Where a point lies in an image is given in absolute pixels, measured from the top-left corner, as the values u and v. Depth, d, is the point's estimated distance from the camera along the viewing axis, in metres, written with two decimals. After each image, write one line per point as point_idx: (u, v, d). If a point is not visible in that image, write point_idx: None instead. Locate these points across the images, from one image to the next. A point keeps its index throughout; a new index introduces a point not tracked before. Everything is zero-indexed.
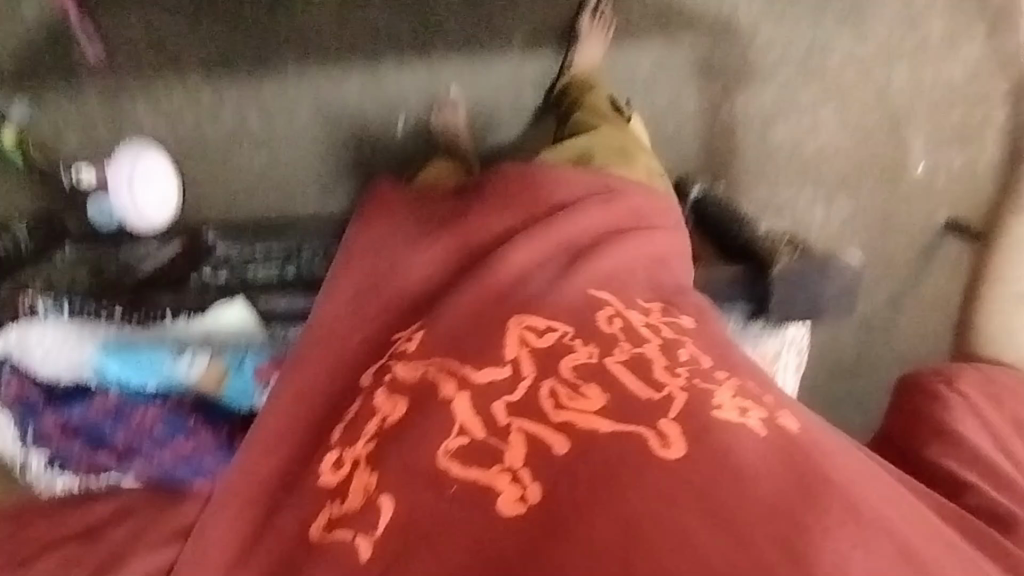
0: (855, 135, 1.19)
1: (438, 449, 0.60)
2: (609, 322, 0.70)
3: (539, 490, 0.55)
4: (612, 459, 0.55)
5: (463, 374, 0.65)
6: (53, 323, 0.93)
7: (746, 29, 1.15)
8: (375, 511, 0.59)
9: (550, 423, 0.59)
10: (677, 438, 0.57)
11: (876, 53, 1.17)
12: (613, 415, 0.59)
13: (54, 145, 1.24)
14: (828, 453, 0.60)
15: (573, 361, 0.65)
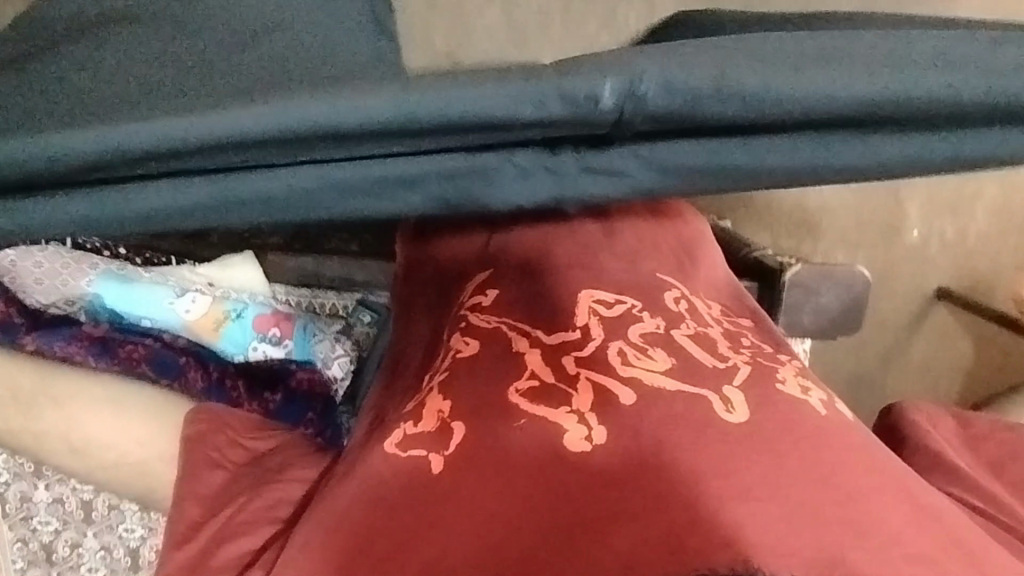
0: (857, 193, 1.22)
1: (507, 387, 0.45)
2: (675, 302, 0.53)
3: (611, 440, 0.40)
4: (676, 418, 0.41)
5: (535, 329, 0.49)
6: (50, 250, 0.93)
7: None
8: (448, 432, 0.43)
9: (613, 375, 0.44)
10: (743, 404, 0.42)
11: None
12: (681, 375, 0.44)
13: None
14: (863, 437, 0.43)
15: (642, 327, 0.48)
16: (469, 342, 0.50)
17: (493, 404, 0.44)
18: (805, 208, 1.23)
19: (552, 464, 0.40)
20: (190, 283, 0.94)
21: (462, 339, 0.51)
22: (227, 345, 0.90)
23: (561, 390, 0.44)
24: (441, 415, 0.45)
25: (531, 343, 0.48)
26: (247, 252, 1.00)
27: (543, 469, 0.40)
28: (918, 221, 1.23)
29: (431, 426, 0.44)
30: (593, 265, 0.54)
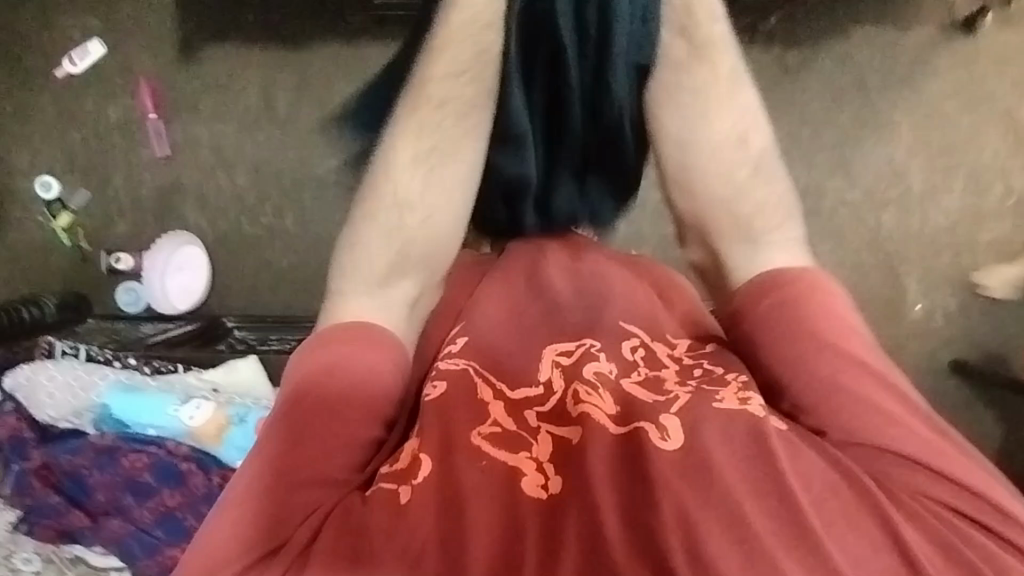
0: (853, 271, 1.24)
1: (472, 431, 0.56)
2: (631, 351, 0.62)
3: (567, 489, 0.52)
4: (609, 458, 0.53)
5: (501, 384, 0.60)
6: (63, 364, 0.97)
7: None
8: (414, 467, 0.54)
9: (568, 416, 0.57)
10: (678, 429, 0.54)
11: (863, 198, 1.23)
12: (619, 419, 0.56)
13: (104, 232, 1.28)
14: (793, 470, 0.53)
15: (598, 368, 0.60)
16: (436, 385, 0.59)
17: (464, 448, 0.55)
18: None
19: (514, 502, 0.52)
20: (195, 389, 0.96)
21: (431, 382, 0.60)
22: (231, 450, 0.92)
23: (524, 438, 0.56)
24: (407, 453, 0.55)
25: (496, 395, 0.59)
26: (255, 358, 1.01)
27: (511, 505, 0.52)
28: (920, 296, 1.24)
29: (403, 462, 0.54)
30: (559, 320, 0.65)
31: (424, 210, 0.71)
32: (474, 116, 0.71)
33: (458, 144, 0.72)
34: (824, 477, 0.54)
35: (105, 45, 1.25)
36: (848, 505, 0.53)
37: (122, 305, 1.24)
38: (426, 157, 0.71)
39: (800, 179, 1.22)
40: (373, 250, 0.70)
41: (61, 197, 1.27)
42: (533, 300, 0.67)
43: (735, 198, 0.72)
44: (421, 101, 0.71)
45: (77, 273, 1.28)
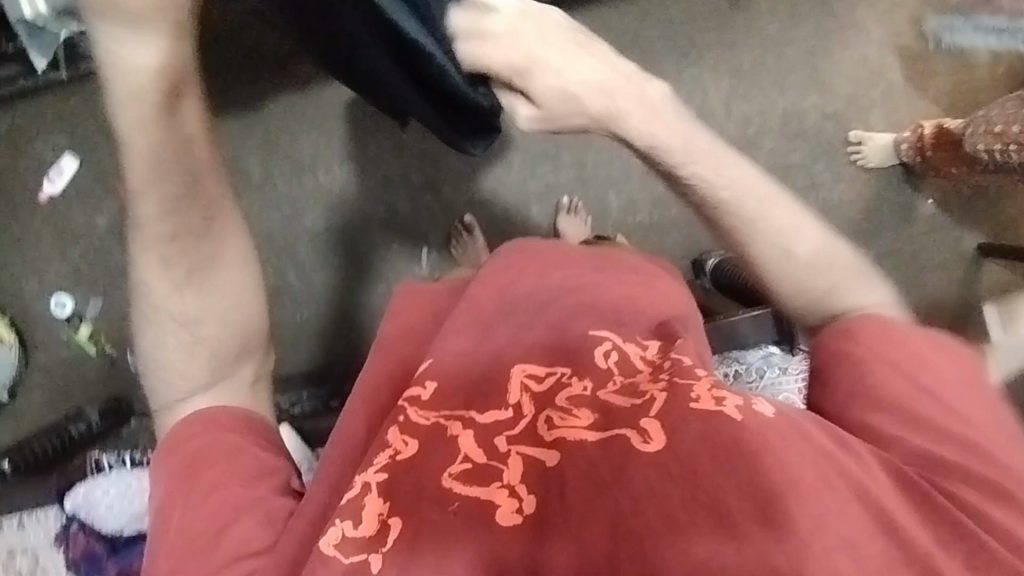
0: (854, 182, 1.20)
1: (443, 472, 0.54)
2: (605, 358, 0.65)
3: (540, 506, 0.53)
4: (594, 469, 0.54)
5: (468, 412, 0.59)
6: (115, 477, 1.01)
7: (718, 106, 1.18)
8: (385, 530, 0.52)
9: (544, 442, 0.56)
10: (659, 431, 0.54)
11: (848, 107, 1.19)
12: (599, 429, 0.56)
13: (125, 333, 1.32)
14: (778, 464, 0.53)
15: (568, 393, 0.61)
16: (407, 442, 0.56)
17: (433, 494, 0.53)
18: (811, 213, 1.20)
19: (491, 539, 0.51)
20: None
21: (401, 437, 0.56)
22: None
23: (494, 468, 0.55)
24: (381, 517, 0.52)
25: (464, 425, 0.57)
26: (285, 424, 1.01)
27: (493, 539, 0.51)
28: (931, 191, 1.20)
29: (371, 528, 0.52)
30: (528, 344, 0.66)
31: (213, 316, 0.64)
32: (222, 214, 0.64)
33: (211, 245, 0.64)
34: (816, 465, 0.54)
35: (76, 157, 1.27)
36: (833, 486, 0.54)
37: None
38: (184, 270, 0.62)
39: (778, 105, 1.19)
40: (180, 371, 0.63)
41: (75, 310, 1.30)
42: (506, 327, 0.68)
43: (808, 273, 0.68)
44: (148, 223, 0.61)
45: (111, 377, 1.32)
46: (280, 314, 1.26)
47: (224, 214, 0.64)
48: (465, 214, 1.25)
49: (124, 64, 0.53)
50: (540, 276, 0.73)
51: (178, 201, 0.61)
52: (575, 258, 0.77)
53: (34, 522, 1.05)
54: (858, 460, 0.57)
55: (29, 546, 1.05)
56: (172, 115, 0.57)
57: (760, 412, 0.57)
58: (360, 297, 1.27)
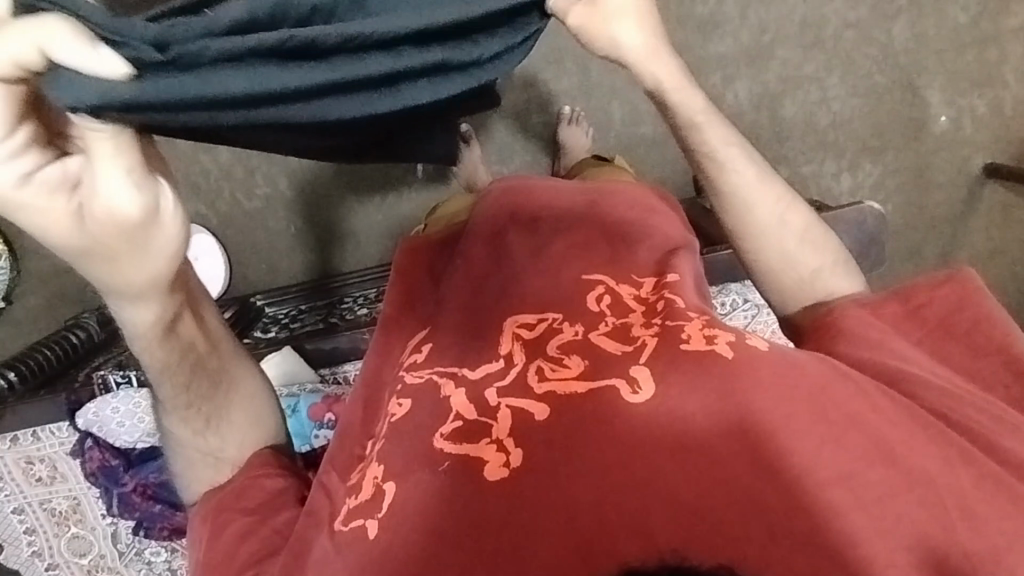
0: (867, 97, 1.15)
1: (434, 435, 0.52)
2: (597, 302, 0.61)
3: (529, 459, 0.48)
4: (585, 416, 0.49)
5: (461, 371, 0.58)
6: (121, 395, 1.04)
7: (732, 9, 1.11)
8: (380, 496, 0.51)
9: (533, 395, 0.52)
10: (648, 378, 0.50)
11: (870, 14, 1.12)
12: (591, 375, 0.52)
13: None
14: (773, 405, 0.48)
15: (560, 340, 0.57)
16: (401, 403, 0.58)
17: (424, 458, 0.51)
18: (819, 130, 1.17)
19: (478, 494, 0.47)
20: None
21: (397, 402, 0.59)
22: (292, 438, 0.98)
23: (483, 424, 0.51)
24: (376, 481, 0.53)
25: (456, 384, 0.56)
26: (287, 346, 1.05)
27: (479, 498, 0.47)
28: (944, 106, 1.16)
29: (370, 495, 0.52)
30: (520, 296, 0.63)
31: (231, 440, 0.60)
32: (232, 369, 0.60)
33: (225, 391, 0.59)
34: (809, 401, 0.48)
35: None
36: (847, 418, 0.48)
37: None
38: (204, 422, 0.58)
39: (797, 9, 1.12)
40: (207, 487, 0.59)
41: None
42: (505, 272, 0.66)
43: (796, 254, 0.68)
44: (165, 400, 0.57)
45: None
46: (275, 223, 1.24)
47: (231, 360, 0.60)
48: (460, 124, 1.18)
49: (128, 323, 0.50)
50: (528, 223, 0.70)
51: (188, 382, 0.56)
52: (563, 191, 0.74)
53: (48, 434, 1.08)
54: (873, 403, 0.50)
55: (46, 454, 1.10)
56: (175, 331, 0.53)
57: (755, 346, 0.52)
58: (357, 206, 1.25)
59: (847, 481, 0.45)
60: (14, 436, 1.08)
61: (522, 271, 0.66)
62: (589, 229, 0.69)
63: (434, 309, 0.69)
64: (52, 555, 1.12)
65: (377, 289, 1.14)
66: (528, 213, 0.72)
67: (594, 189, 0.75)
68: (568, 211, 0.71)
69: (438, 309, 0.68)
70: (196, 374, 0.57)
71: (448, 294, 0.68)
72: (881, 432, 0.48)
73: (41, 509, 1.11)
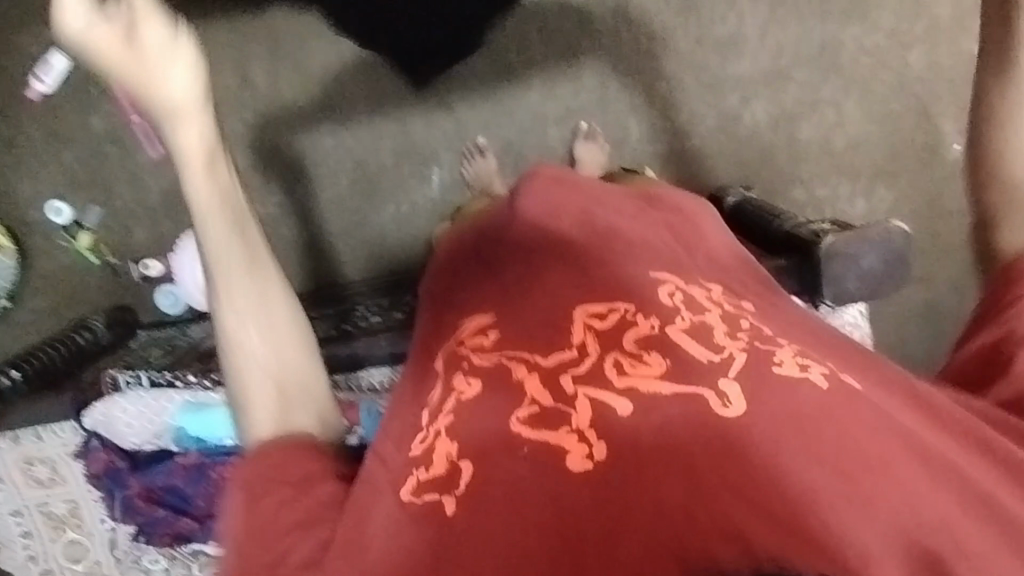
0: (884, 123, 1.17)
1: (510, 417, 0.52)
2: (669, 296, 0.58)
3: (613, 455, 0.48)
4: (673, 423, 0.48)
5: (534, 356, 0.55)
6: (131, 396, 1.02)
7: (750, 33, 1.14)
8: (456, 473, 0.51)
9: (612, 388, 0.51)
10: (739, 396, 0.49)
11: (888, 41, 1.14)
12: (676, 377, 0.51)
13: (124, 243, 1.29)
14: (869, 435, 0.49)
15: (637, 332, 0.54)
16: (470, 382, 0.56)
17: (501, 440, 0.51)
18: (833, 153, 1.18)
19: (563, 487, 0.48)
20: None
21: (465, 379, 0.57)
22: None
23: (561, 411, 0.51)
24: (449, 457, 0.53)
25: (529, 369, 0.54)
26: None
27: (560, 494, 0.48)
28: (957, 134, 1.18)
29: (442, 469, 0.52)
30: (586, 275, 0.60)
31: (269, 351, 0.65)
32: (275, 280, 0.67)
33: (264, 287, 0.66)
34: (903, 441, 0.50)
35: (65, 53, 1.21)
36: (939, 463, 0.50)
37: (165, 309, 1.26)
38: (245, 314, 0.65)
39: (815, 35, 1.14)
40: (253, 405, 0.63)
41: (75, 217, 1.27)
42: (561, 251, 0.63)
43: None
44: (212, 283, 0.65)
45: (114, 287, 1.30)
46: None
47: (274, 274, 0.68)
48: (477, 137, 1.17)
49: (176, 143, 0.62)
50: (583, 207, 0.68)
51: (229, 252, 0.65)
52: (612, 199, 0.72)
53: (50, 434, 1.07)
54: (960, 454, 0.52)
55: (47, 456, 1.07)
56: (212, 165, 0.64)
57: (847, 382, 0.53)
58: (371, 215, 1.20)
59: (932, 521, 0.47)
60: (16, 435, 1.06)
61: (591, 250, 0.63)
62: (651, 232, 0.69)
63: (484, 283, 0.65)
64: (47, 559, 1.11)
65: (389, 299, 1.14)
66: (585, 196, 0.69)
67: (645, 192, 0.78)
68: (630, 212, 0.72)
69: (490, 285, 0.65)
70: (238, 251, 0.65)
71: (505, 268, 0.65)
72: (967, 483, 0.50)
73: (38, 511, 1.09)
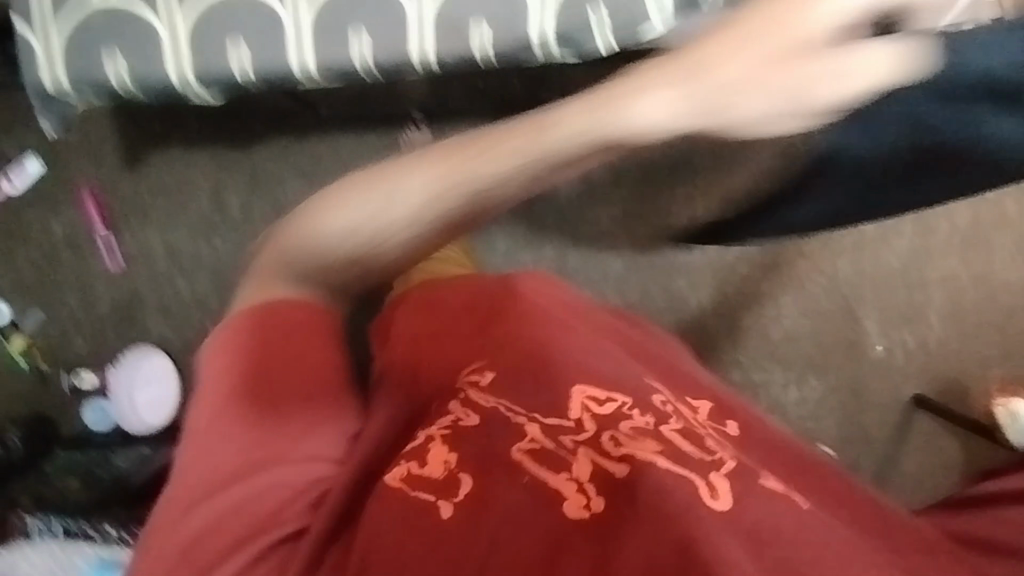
0: (811, 319, 1.29)
1: (513, 447, 0.67)
2: (662, 404, 0.73)
3: (607, 508, 0.61)
4: (658, 488, 0.61)
5: (538, 416, 0.71)
6: (42, 543, 1.01)
7: (700, 228, 1.29)
8: (458, 484, 0.64)
9: (611, 457, 0.66)
10: (727, 492, 0.62)
11: (817, 248, 1.30)
12: (673, 461, 0.64)
13: (60, 351, 1.28)
14: (806, 533, 0.60)
15: (633, 424, 0.69)
16: (469, 415, 0.72)
17: (509, 468, 0.65)
18: (767, 341, 1.29)
19: (558, 519, 0.61)
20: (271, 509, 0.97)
21: (465, 411, 0.72)
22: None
23: (562, 457, 0.66)
24: (447, 465, 0.66)
25: (538, 427, 0.69)
26: None
27: (545, 517, 0.61)
28: (876, 336, 1.29)
29: (440, 475, 0.65)
30: (589, 371, 0.77)
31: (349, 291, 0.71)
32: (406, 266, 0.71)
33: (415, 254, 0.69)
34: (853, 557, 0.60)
35: (42, 163, 1.29)
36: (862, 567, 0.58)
37: (90, 424, 1.23)
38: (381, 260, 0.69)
39: None
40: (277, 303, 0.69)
41: (14, 321, 1.28)
42: (568, 355, 0.79)
43: None
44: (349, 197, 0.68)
45: (38, 395, 1.27)
46: None
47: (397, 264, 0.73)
48: None
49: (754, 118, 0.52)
50: (586, 335, 0.84)
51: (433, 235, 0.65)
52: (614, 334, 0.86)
53: None
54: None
55: None
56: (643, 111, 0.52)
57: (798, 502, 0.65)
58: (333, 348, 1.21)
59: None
60: None
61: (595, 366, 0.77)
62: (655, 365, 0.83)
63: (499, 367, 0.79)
64: None
65: None
66: (601, 329, 0.86)
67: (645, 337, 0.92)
68: (642, 349, 0.85)
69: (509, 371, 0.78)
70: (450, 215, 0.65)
71: (526, 363, 0.78)
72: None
73: None
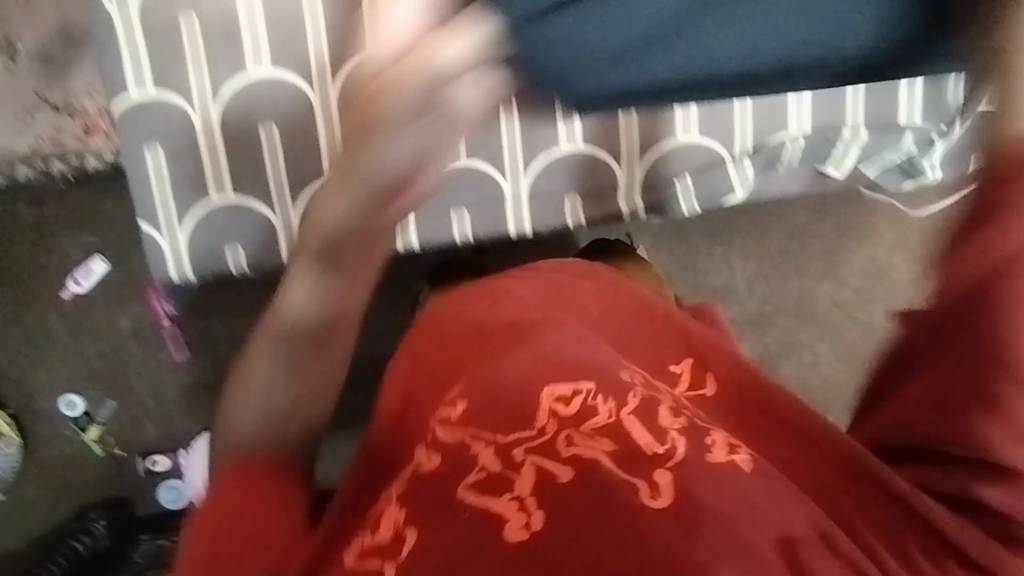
0: (851, 368, 1.29)
1: (459, 484, 0.62)
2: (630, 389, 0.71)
3: (548, 523, 0.58)
4: (599, 500, 0.59)
5: (496, 437, 0.66)
6: None
7: (740, 283, 1.30)
8: (401, 541, 0.60)
9: (558, 457, 0.63)
10: (666, 487, 0.60)
11: (853, 298, 1.30)
12: (620, 462, 0.63)
13: (135, 439, 1.37)
14: (780, 528, 0.58)
15: (595, 422, 0.67)
16: (432, 456, 0.67)
17: (453, 500, 0.61)
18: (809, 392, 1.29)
19: (501, 546, 0.57)
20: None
21: (428, 453, 0.67)
22: None
23: (507, 476, 0.62)
24: (395, 523, 0.61)
25: (490, 446, 0.65)
26: None
27: (495, 554, 0.57)
28: None
29: (387, 535, 0.60)
30: (556, 366, 0.74)
31: None
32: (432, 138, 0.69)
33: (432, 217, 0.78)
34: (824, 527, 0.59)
35: (106, 261, 1.35)
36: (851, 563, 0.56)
37: (164, 502, 1.37)
38: None
39: (793, 288, 1.30)
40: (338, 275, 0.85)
41: (88, 412, 1.35)
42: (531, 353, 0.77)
43: None
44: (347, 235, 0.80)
45: (114, 480, 1.37)
46: None
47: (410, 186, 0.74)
48: None
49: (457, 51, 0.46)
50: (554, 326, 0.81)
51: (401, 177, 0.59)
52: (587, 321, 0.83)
53: None
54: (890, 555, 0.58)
55: None
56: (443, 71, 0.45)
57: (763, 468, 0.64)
58: None
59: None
60: None
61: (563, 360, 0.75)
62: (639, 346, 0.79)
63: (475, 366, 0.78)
64: None
65: None
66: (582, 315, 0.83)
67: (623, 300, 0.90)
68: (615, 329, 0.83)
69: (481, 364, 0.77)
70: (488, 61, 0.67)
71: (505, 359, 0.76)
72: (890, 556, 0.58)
73: None
